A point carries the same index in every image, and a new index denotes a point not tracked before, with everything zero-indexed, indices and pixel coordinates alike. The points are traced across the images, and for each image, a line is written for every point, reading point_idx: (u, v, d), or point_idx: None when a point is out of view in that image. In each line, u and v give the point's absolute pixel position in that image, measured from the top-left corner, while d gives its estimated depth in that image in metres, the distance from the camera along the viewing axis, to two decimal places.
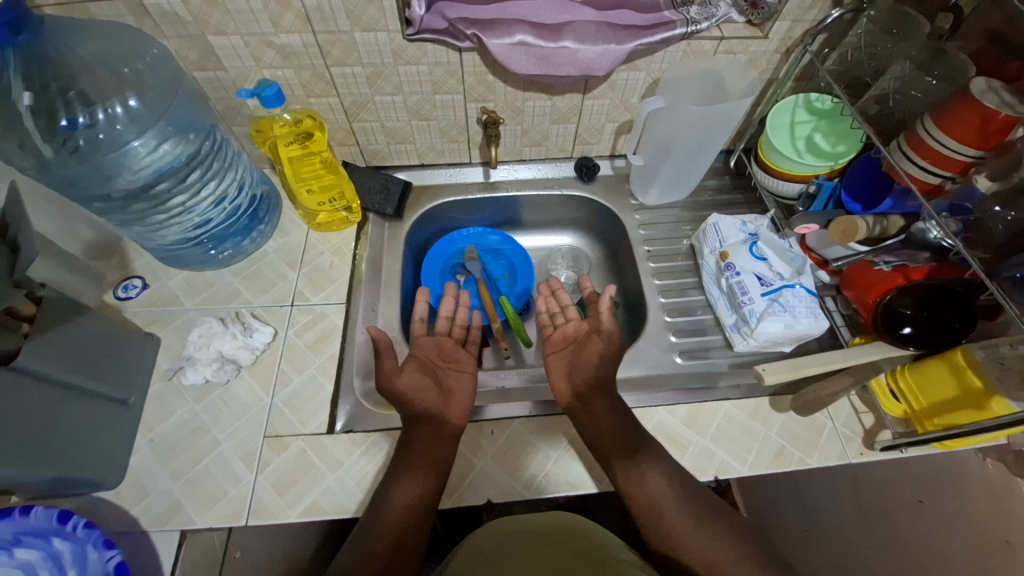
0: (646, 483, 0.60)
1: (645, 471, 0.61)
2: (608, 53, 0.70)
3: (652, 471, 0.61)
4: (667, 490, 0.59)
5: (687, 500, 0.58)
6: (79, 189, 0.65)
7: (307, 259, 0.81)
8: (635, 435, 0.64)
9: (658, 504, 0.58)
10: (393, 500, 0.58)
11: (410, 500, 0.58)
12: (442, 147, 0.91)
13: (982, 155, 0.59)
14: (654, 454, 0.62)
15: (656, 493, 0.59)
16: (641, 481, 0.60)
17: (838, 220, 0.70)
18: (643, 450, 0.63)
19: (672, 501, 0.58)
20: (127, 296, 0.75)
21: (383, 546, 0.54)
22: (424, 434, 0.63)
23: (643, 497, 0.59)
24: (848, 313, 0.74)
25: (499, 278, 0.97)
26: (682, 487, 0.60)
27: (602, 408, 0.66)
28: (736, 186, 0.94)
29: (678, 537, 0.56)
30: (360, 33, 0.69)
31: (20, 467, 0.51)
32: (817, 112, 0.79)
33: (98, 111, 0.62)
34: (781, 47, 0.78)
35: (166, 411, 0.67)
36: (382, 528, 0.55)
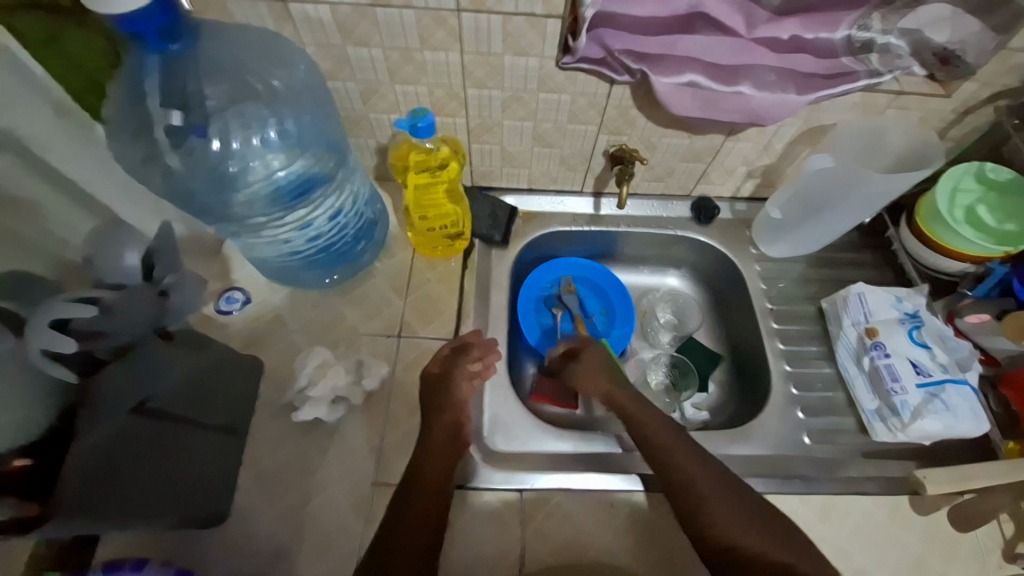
0: (676, 464, 0.61)
1: (674, 455, 0.62)
2: (786, 103, 0.63)
3: (681, 454, 0.62)
4: (695, 471, 0.60)
5: (720, 483, 0.59)
6: (206, 207, 0.63)
7: (413, 286, 0.75)
8: (662, 426, 0.65)
9: (686, 484, 0.60)
10: (422, 474, 0.59)
11: (439, 475, 0.59)
12: (557, 174, 0.84)
13: None
14: (681, 440, 0.64)
15: (685, 474, 0.60)
16: (671, 461, 0.61)
17: (1017, 316, 0.66)
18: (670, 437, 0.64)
19: (701, 469, 0.61)
20: (228, 310, 0.69)
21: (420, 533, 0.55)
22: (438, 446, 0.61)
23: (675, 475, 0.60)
24: (999, 412, 0.68)
25: (595, 315, 0.89)
26: (710, 469, 0.61)
27: (627, 393, 0.70)
28: (866, 245, 0.86)
29: (710, 518, 0.57)
30: (510, 56, 0.63)
31: None
32: (987, 182, 0.71)
33: (240, 129, 0.60)
34: (961, 107, 0.70)
35: (270, 446, 0.63)
36: (418, 498, 0.57)
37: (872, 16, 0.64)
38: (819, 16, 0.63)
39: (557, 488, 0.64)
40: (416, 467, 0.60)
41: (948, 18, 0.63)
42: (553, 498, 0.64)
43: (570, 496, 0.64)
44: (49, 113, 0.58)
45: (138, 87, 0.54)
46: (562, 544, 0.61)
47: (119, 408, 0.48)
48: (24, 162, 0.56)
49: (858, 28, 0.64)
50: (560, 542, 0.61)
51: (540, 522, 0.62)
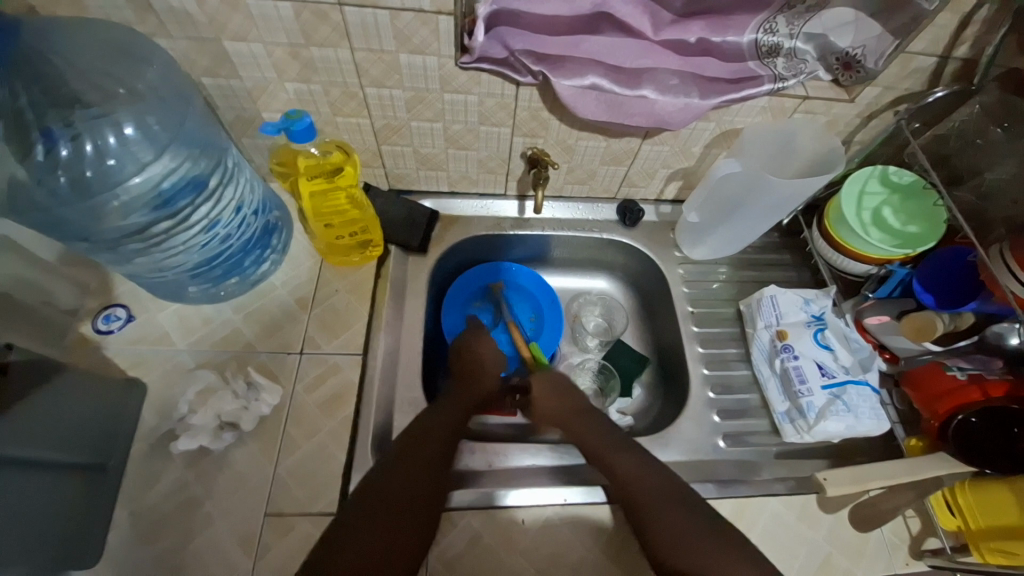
0: (641, 489, 0.57)
1: (636, 477, 0.58)
2: (688, 108, 0.62)
3: (641, 478, 0.58)
4: (659, 498, 0.56)
5: (692, 516, 0.53)
6: (63, 227, 0.55)
7: (320, 299, 0.71)
8: (624, 449, 0.62)
9: (648, 510, 0.55)
10: (389, 488, 0.54)
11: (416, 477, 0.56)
12: (477, 177, 0.81)
13: None
14: (654, 468, 0.59)
15: (647, 503, 0.56)
16: (636, 484, 0.57)
17: (913, 315, 0.69)
18: (636, 461, 0.60)
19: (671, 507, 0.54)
20: (107, 329, 0.64)
21: (354, 539, 0.49)
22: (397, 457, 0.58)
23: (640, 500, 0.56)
24: (903, 410, 0.70)
25: (533, 318, 0.87)
26: (680, 502, 0.55)
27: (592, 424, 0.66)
28: (784, 245, 0.87)
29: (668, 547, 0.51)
30: (405, 54, 0.59)
31: None
32: (891, 186, 0.73)
33: (94, 134, 0.54)
34: (865, 111, 0.71)
35: (152, 480, 0.58)
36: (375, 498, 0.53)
37: (776, 20, 0.63)
38: (720, 21, 0.62)
39: (463, 507, 0.62)
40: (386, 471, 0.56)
41: (851, 22, 0.63)
42: (460, 518, 0.61)
43: (478, 515, 0.61)
44: None
45: None
46: (466, 568, 0.58)
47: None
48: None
49: (765, 32, 0.64)
50: (466, 565, 0.59)
51: (449, 549, 0.59)
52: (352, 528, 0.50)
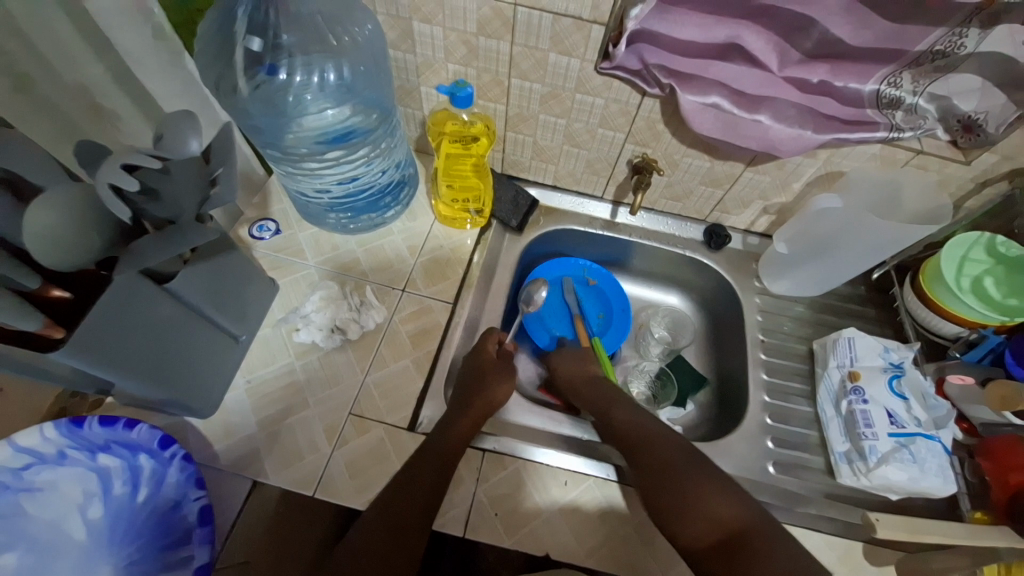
0: (648, 446, 0.63)
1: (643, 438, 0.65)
2: (799, 139, 0.67)
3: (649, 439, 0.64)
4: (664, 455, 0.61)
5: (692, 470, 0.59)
6: (263, 136, 0.68)
7: (427, 249, 0.80)
8: (631, 413, 0.69)
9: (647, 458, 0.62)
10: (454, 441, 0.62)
11: (467, 434, 0.64)
12: (581, 175, 0.89)
13: None
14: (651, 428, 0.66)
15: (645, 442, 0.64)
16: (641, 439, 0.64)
17: (1000, 383, 0.66)
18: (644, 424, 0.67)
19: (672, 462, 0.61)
20: (259, 236, 0.77)
21: (429, 480, 0.59)
22: (471, 416, 0.65)
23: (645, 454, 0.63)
24: (973, 482, 0.67)
25: (603, 314, 0.92)
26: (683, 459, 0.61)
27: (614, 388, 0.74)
28: (871, 300, 0.86)
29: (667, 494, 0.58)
30: (555, 54, 0.69)
31: (124, 376, 0.52)
32: (997, 256, 0.72)
33: (313, 73, 0.67)
34: (980, 177, 0.72)
35: (270, 359, 0.69)
36: (437, 444, 0.62)
37: (903, 75, 0.65)
38: (847, 66, 0.65)
39: (513, 455, 0.67)
40: (448, 426, 0.64)
41: (979, 89, 0.64)
42: (510, 463, 0.67)
43: (527, 465, 0.67)
44: (150, 36, 0.63)
45: (228, 19, 0.61)
46: (505, 507, 0.64)
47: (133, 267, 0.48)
48: (117, 77, 0.64)
49: (887, 85, 0.66)
50: (507, 504, 0.64)
51: (496, 488, 0.65)
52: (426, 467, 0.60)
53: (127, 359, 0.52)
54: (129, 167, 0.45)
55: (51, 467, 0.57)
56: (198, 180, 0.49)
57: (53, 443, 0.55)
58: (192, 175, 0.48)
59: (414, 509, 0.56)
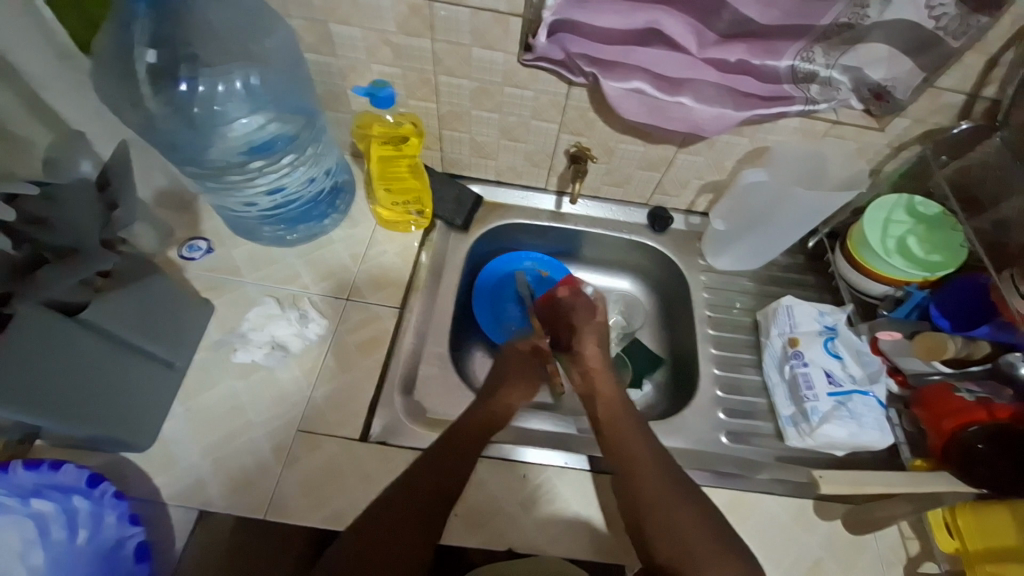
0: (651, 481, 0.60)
1: (646, 468, 0.61)
2: (722, 117, 0.69)
3: (654, 474, 0.60)
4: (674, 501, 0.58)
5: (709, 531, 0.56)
6: (178, 153, 0.66)
7: (370, 255, 0.79)
8: (637, 435, 0.64)
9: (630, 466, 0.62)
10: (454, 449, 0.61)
11: (466, 449, 0.62)
12: (523, 169, 0.89)
13: None
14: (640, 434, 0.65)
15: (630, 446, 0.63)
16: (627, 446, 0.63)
17: (925, 335, 0.71)
18: (647, 448, 0.63)
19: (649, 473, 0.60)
20: (190, 257, 0.74)
21: (426, 491, 0.57)
22: (469, 426, 0.64)
23: (647, 491, 0.59)
24: (911, 431, 0.70)
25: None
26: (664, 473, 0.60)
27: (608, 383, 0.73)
28: (809, 267, 0.89)
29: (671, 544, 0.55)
30: (478, 48, 0.68)
31: (41, 418, 0.49)
32: (917, 215, 0.75)
33: (218, 83, 0.65)
34: (895, 142, 0.76)
35: (210, 382, 0.67)
36: (432, 469, 0.58)
37: (815, 49, 0.67)
38: (762, 43, 0.67)
39: None
40: (449, 439, 0.62)
41: (886, 58, 0.67)
42: None
43: (486, 463, 0.66)
44: (51, 55, 0.60)
45: (124, 34, 0.58)
46: (466, 506, 0.63)
47: (34, 297, 0.48)
48: None
49: (802, 60, 0.68)
50: (468, 505, 0.63)
51: None
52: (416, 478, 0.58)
53: (43, 400, 0.49)
54: (8, 196, 0.48)
55: None
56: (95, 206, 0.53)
57: None
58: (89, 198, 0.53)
59: (409, 528, 0.54)
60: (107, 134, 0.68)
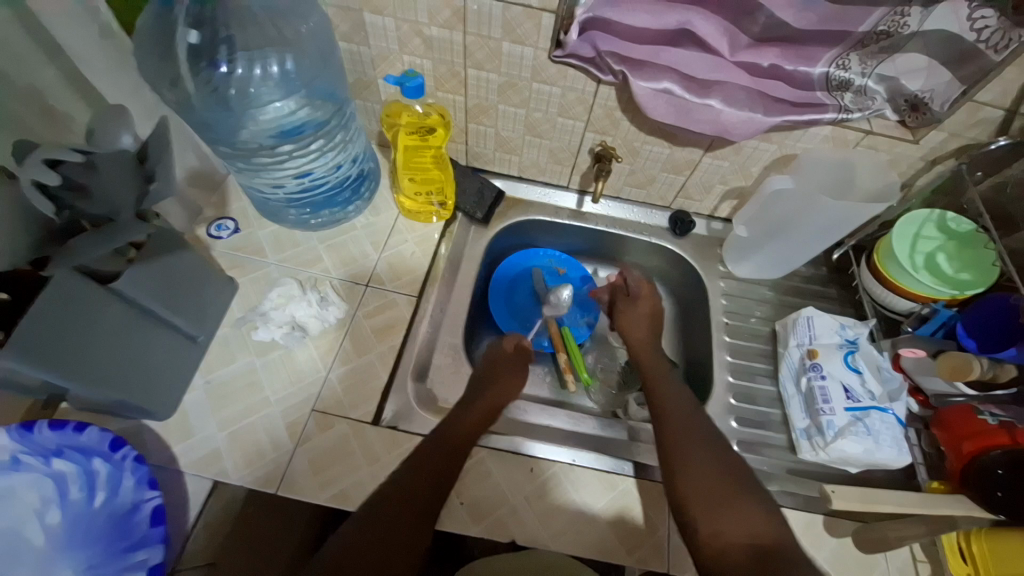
0: (699, 455, 0.59)
1: (696, 449, 0.60)
2: (751, 121, 0.68)
3: (694, 440, 0.61)
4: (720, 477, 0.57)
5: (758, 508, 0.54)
6: (212, 132, 0.67)
7: (391, 243, 0.80)
8: (685, 411, 0.65)
9: (672, 427, 0.63)
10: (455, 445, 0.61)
11: (472, 431, 0.64)
12: (546, 166, 0.89)
13: None
14: (685, 405, 0.65)
15: (677, 412, 0.65)
16: (674, 412, 0.64)
17: (952, 354, 0.67)
18: (698, 429, 0.62)
19: (689, 433, 0.61)
20: (218, 235, 0.76)
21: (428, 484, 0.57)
22: (473, 416, 0.65)
23: (695, 464, 0.59)
24: (930, 453, 0.68)
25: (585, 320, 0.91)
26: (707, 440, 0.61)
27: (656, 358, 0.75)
28: (832, 280, 0.88)
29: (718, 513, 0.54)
30: (508, 43, 0.69)
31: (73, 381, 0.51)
32: (948, 232, 0.73)
33: (255, 66, 0.66)
34: (930, 155, 0.74)
35: (230, 358, 0.69)
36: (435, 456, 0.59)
37: (850, 57, 0.67)
38: (794, 48, 0.66)
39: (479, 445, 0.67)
40: (448, 432, 0.62)
41: (924, 68, 0.66)
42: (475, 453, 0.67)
43: (493, 454, 0.67)
44: (96, 33, 0.62)
45: (168, 12, 0.60)
46: (471, 496, 0.64)
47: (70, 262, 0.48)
48: None
49: (836, 67, 0.67)
50: (474, 495, 0.64)
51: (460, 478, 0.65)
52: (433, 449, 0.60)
53: (75, 364, 0.51)
54: (50, 161, 0.48)
55: (7, 473, 0.56)
56: (129, 173, 0.51)
57: (6, 448, 0.54)
58: (124, 169, 0.51)
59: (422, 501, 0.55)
60: (145, 112, 0.70)
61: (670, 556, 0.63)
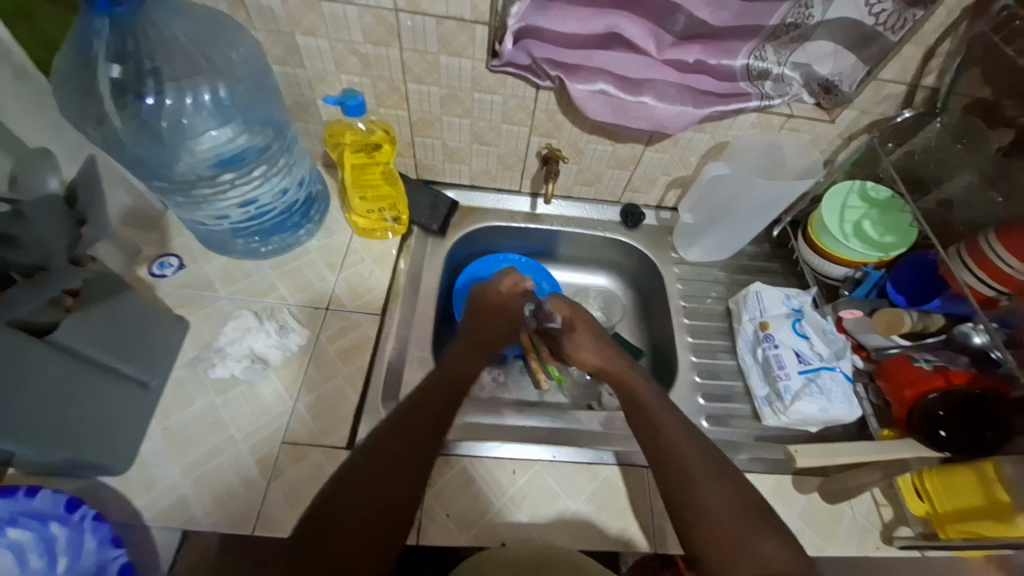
0: (681, 465, 0.59)
1: (694, 467, 0.58)
2: (684, 114, 0.72)
3: (691, 451, 0.59)
4: (705, 488, 0.57)
5: (737, 515, 0.54)
6: (146, 166, 0.66)
7: (348, 263, 0.79)
8: (675, 421, 0.62)
9: (669, 456, 0.60)
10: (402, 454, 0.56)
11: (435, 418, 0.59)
12: (496, 172, 0.90)
13: (1007, 291, 0.62)
14: (693, 431, 0.62)
15: (676, 435, 0.61)
16: (674, 437, 0.61)
17: (884, 311, 0.73)
18: (696, 449, 0.60)
19: (693, 452, 0.59)
20: (161, 274, 0.73)
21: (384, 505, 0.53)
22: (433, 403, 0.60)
23: (675, 476, 0.58)
24: (877, 404, 0.73)
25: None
26: (722, 478, 0.57)
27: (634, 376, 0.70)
28: (775, 255, 0.93)
29: (703, 530, 0.54)
30: (445, 56, 0.70)
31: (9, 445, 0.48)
32: (870, 200, 0.80)
33: (186, 96, 0.64)
34: (845, 132, 0.81)
35: (187, 400, 0.66)
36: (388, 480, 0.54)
37: (766, 49, 0.71)
38: (717, 44, 0.71)
39: (459, 453, 0.67)
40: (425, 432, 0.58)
41: (831, 53, 0.72)
42: (456, 463, 0.66)
43: (474, 462, 0.67)
44: (8, 75, 0.59)
45: (84, 45, 0.57)
46: (455, 506, 0.64)
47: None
48: None
49: (755, 58, 0.72)
50: (458, 504, 0.64)
51: (443, 489, 0.64)
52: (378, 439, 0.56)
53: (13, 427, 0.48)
54: None
55: None
56: (63, 219, 0.50)
57: None
58: (58, 215, 0.50)
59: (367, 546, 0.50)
60: (70, 153, 0.67)
61: (655, 536, 0.65)
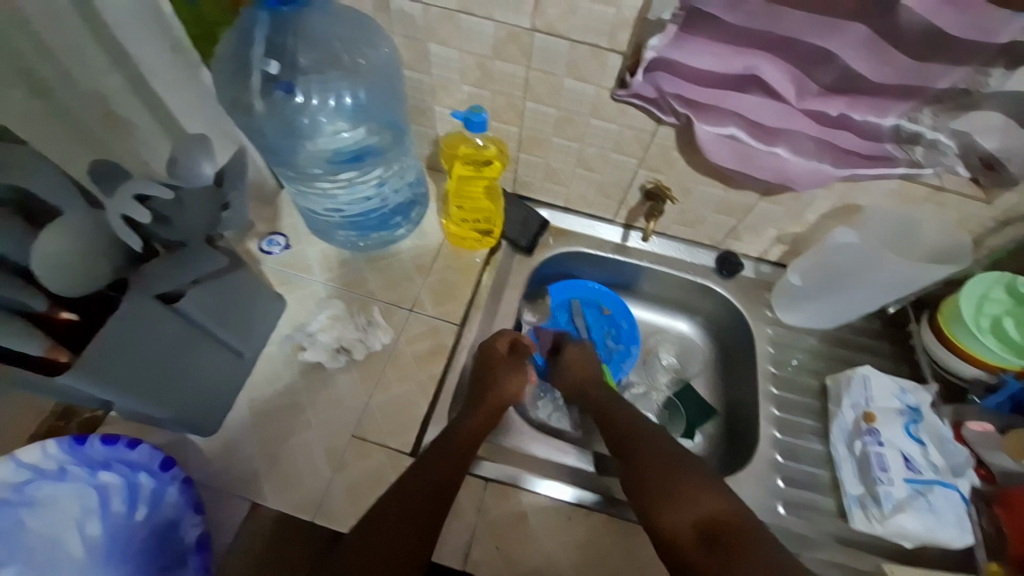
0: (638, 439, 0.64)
1: (645, 440, 0.64)
2: (818, 172, 0.66)
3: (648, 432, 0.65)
4: (655, 460, 0.61)
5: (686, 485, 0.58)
6: (279, 150, 0.70)
7: (436, 268, 0.80)
8: (631, 410, 0.70)
9: (628, 434, 0.66)
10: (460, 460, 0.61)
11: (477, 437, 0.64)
12: (593, 199, 0.88)
13: None
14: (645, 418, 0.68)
15: (631, 419, 0.68)
16: (629, 421, 0.68)
17: (1022, 432, 0.67)
18: (651, 429, 0.66)
19: (647, 429, 0.66)
20: (269, 251, 0.77)
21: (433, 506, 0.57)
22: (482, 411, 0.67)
23: (633, 450, 0.64)
24: (989, 532, 0.65)
25: (620, 346, 0.89)
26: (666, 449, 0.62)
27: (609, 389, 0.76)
28: (885, 334, 0.84)
29: (647, 490, 0.59)
30: (570, 79, 0.68)
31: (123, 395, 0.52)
32: (1016, 297, 0.70)
33: (326, 92, 0.68)
34: (1003, 215, 0.71)
35: (271, 377, 0.69)
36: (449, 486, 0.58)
37: (923, 110, 0.62)
38: (866, 100, 0.62)
39: (518, 486, 0.66)
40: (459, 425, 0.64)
41: (1000, 127, 0.61)
42: (512, 494, 0.65)
43: (531, 500, 0.65)
44: None
45: (249, 39, 0.62)
46: (506, 540, 0.62)
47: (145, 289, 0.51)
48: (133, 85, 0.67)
49: (906, 120, 0.63)
50: (508, 538, 0.62)
51: (497, 518, 0.63)
52: (438, 448, 0.61)
53: (128, 379, 0.52)
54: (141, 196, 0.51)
55: (53, 482, 0.57)
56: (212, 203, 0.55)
57: (54, 459, 0.56)
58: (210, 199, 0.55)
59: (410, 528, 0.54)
60: None
61: None
